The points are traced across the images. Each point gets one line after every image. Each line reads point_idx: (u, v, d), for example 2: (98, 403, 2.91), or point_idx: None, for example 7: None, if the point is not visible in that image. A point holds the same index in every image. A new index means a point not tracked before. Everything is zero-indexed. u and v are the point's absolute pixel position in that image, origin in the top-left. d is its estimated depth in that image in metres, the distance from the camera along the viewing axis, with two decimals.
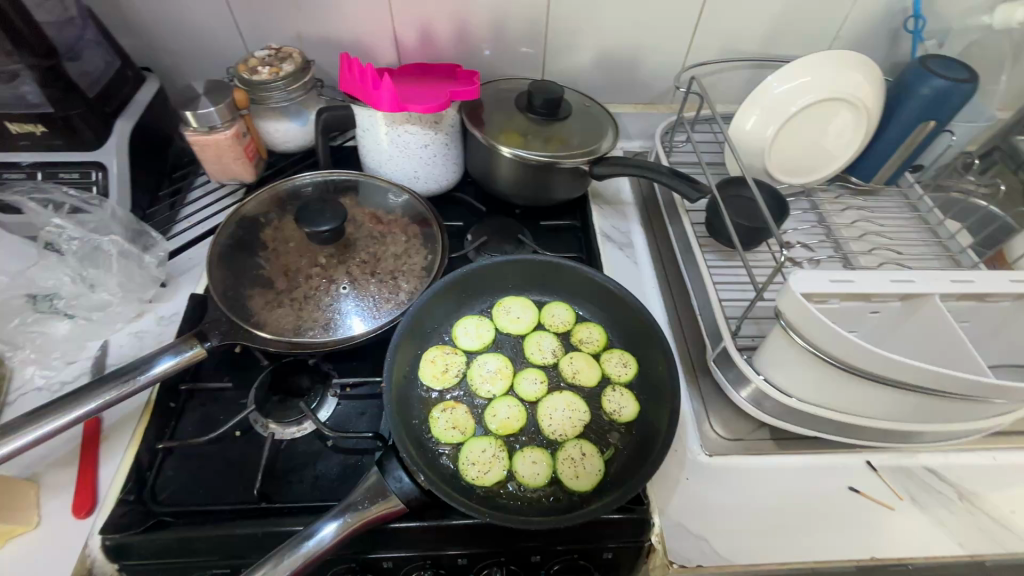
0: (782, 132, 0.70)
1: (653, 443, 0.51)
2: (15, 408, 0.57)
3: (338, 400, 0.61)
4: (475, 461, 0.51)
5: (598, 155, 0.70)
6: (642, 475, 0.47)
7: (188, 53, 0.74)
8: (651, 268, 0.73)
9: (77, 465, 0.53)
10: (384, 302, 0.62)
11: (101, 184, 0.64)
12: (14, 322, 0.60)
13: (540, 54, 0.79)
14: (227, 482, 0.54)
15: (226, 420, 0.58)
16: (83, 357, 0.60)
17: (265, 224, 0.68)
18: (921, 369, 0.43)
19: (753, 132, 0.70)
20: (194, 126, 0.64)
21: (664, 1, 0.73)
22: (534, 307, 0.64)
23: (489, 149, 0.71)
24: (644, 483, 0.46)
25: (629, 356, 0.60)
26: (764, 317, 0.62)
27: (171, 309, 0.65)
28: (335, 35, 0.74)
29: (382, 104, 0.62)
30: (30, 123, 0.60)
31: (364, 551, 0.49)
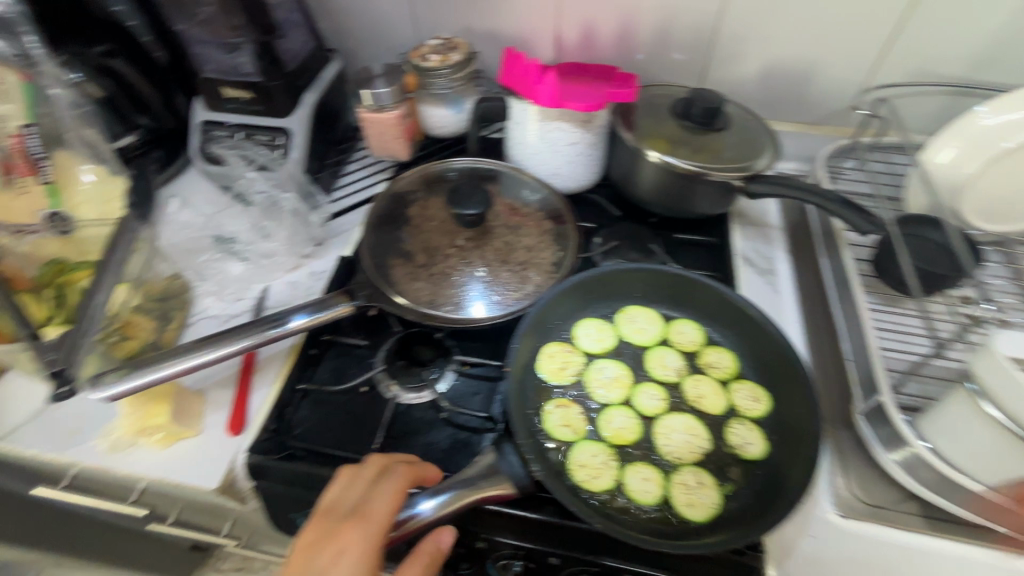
0: (987, 170, 0.60)
1: (781, 488, 0.47)
2: (194, 330, 0.66)
3: (456, 375, 0.63)
4: (585, 465, 0.50)
5: (754, 172, 0.65)
6: (768, 522, 0.44)
7: (369, 39, 0.81)
8: (793, 301, 0.67)
9: (234, 388, 0.61)
10: (512, 292, 0.64)
11: (285, 146, 0.71)
12: (203, 258, 0.71)
13: (702, 62, 0.76)
14: (350, 432, 0.58)
15: (356, 375, 0.63)
16: (248, 296, 0.69)
17: (411, 201, 0.72)
18: None
19: (948, 167, 0.61)
20: (368, 105, 0.70)
21: (856, 14, 0.67)
22: (660, 321, 0.62)
23: (636, 152, 0.69)
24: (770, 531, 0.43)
25: (761, 391, 0.56)
26: (934, 379, 0.54)
27: (322, 265, 0.71)
28: (500, 30, 0.77)
29: (541, 99, 0.64)
30: (241, 89, 0.69)
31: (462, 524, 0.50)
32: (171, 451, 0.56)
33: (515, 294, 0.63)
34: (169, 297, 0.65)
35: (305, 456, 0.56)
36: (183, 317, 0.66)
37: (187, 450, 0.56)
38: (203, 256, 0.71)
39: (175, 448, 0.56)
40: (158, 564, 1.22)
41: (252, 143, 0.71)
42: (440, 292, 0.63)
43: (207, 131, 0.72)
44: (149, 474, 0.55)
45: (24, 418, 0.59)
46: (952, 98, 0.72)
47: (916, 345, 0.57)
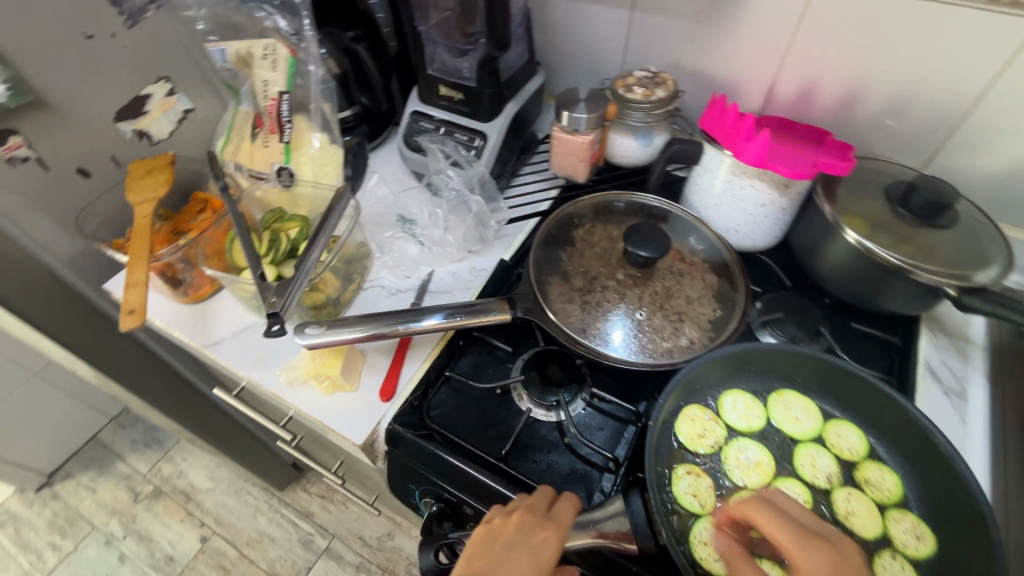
0: None
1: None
2: (366, 295, 0.74)
3: (585, 406, 0.64)
4: (709, 544, 0.49)
5: (973, 283, 0.57)
6: None
7: (575, 58, 0.84)
8: (983, 439, 0.59)
9: (390, 358, 0.67)
10: (662, 342, 0.62)
11: (478, 148, 0.77)
12: (387, 233, 0.79)
13: (935, 144, 0.68)
14: (480, 430, 0.62)
15: (493, 377, 0.66)
16: (416, 276, 0.75)
17: (579, 225, 0.74)
18: None
19: None
20: (564, 125, 0.73)
21: None
22: (819, 416, 0.57)
23: (830, 227, 0.64)
24: None
25: (926, 530, 0.50)
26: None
27: (484, 263, 0.76)
28: (711, 71, 0.75)
29: (744, 156, 0.61)
30: (456, 90, 0.75)
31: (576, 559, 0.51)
32: (332, 398, 0.64)
33: (664, 347, 0.62)
34: (355, 261, 0.74)
35: (443, 443, 0.60)
36: (360, 281, 0.74)
37: (344, 400, 0.63)
38: (387, 231, 0.79)
39: (336, 396, 0.64)
40: (265, 469, 1.40)
41: (451, 140, 0.78)
42: (591, 322, 0.64)
43: (417, 121, 0.81)
44: (312, 415, 0.62)
45: (228, 334, 0.70)
46: None
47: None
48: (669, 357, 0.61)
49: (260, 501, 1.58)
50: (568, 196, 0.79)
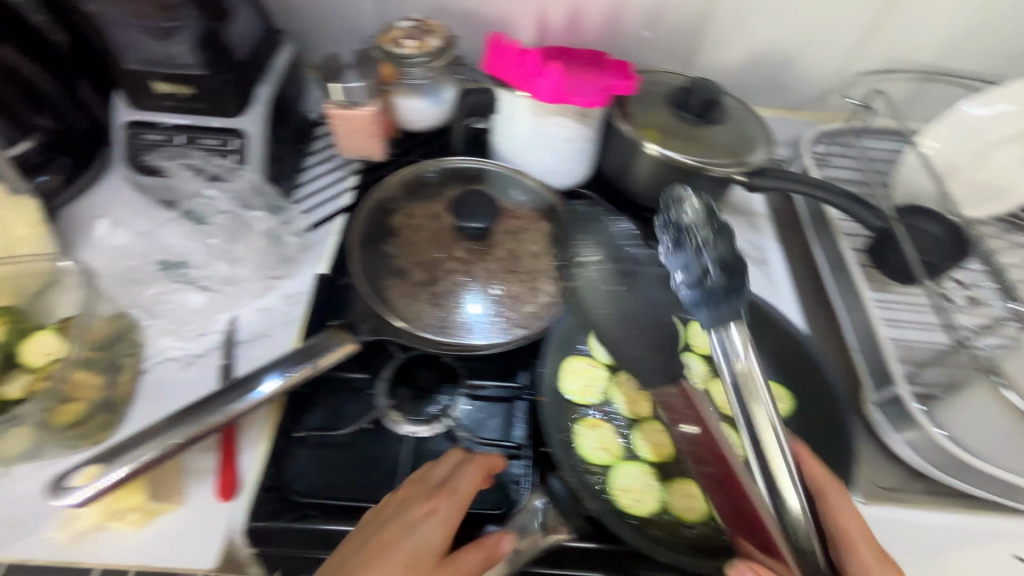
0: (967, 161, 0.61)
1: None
2: (153, 380, 0.55)
3: (467, 401, 0.58)
4: (627, 489, 0.49)
5: (757, 167, 0.63)
6: None
7: (322, 17, 0.70)
8: (791, 289, 0.69)
9: (218, 448, 0.52)
10: (524, 307, 0.59)
11: (239, 152, 0.61)
12: (150, 290, 0.59)
13: (691, 47, 0.73)
14: (363, 476, 0.53)
15: (358, 410, 0.57)
16: (213, 331, 0.59)
17: (395, 210, 0.65)
18: None
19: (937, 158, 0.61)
20: (336, 100, 0.61)
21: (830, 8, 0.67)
22: (676, 323, 0.60)
23: (631, 146, 0.67)
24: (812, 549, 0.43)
25: (781, 389, 0.55)
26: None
27: (297, 287, 0.63)
28: (478, 9, 0.69)
29: (542, 95, 0.58)
30: (177, 84, 0.57)
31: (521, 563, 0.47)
32: (152, 529, 0.47)
33: (529, 312, 0.59)
34: (112, 342, 0.54)
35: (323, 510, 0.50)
36: (134, 363, 0.55)
37: (170, 524, 0.48)
38: (148, 288, 0.59)
39: (156, 524, 0.48)
40: None
41: (198, 150, 0.60)
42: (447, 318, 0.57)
43: (137, 134, 0.60)
44: (132, 564, 0.46)
45: None
46: (921, 82, 0.74)
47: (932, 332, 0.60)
48: (521, 329, 0.57)
49: None
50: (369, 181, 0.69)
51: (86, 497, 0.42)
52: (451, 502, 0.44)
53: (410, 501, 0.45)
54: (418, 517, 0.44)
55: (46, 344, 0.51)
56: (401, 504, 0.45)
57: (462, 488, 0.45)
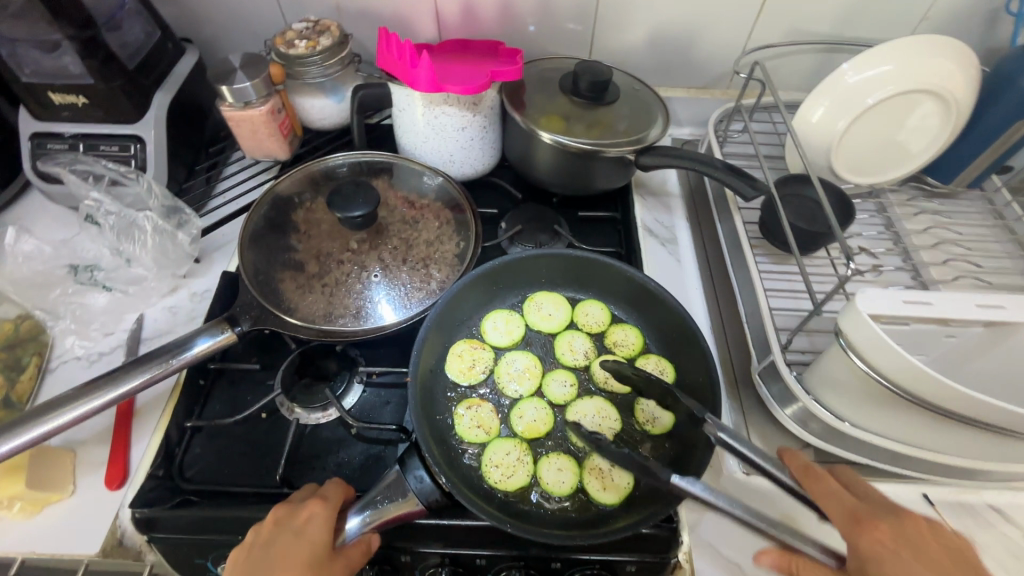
0: (854, 127, 0.59)
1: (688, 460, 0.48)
2: (57, 378, 0.58)
3: (364, 387, 0.60)
4: (499, 464, 0.50)
5: (645, 144, 0.65)
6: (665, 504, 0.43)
7: (228, 23, 0.73)
8: (695, 267, 0.69)
9: (111, 441, 0.54)
10: (415, 293, 0.60)
11: (139, 157, 0.63)
12: (57, 292, 0.61)
13: (589, 32, 0.74)
14: (253, 464, 0.55)
15: (254, 401, 0.58)
16: (120, 329, 0.61)
17: (298, 204, 0.67)
18: (977, 401, 0.40)
19: (820, 126, 0.60)
20: (229, 101, 0.63)
21: None
22: (567, 304, 0.61)
23: (528, 133, 0.67)
24: (665, 514, 0.42)
25: (666, 363, 0.56)
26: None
27: (205, 284, 0.65)
28: (375, 6, 0.71)
29: (419, 84, 0.59)
30: (72, 94, 0.60)
31: (392, 540, 0.47)
32: (42, 518, 0.50)
33: (419, 298, 0.60)
34: (16, 342, 0.57)
35: (206, 497, 0.51)
36: (39, 362, 0.58)
37: (60, 514, 0.50)
38: (56, 290, 0.62)
39: (46, 513, 0.50)
40: None
41: (98, 156, 0.63)
42: (336, 305, 0.58)
43: (41, 144, 0.63)
44: (20, 550, 0.48)
45: None
46: (825, 54, 0.75)
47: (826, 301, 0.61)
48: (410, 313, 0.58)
49: None
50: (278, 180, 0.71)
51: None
52: (324, 509, 0.44)
53: (285, 518, 0.43)
54: (294, 530, 0.42)
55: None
56: (279, 522, 0.43)
57: (336, 498, 0.45)
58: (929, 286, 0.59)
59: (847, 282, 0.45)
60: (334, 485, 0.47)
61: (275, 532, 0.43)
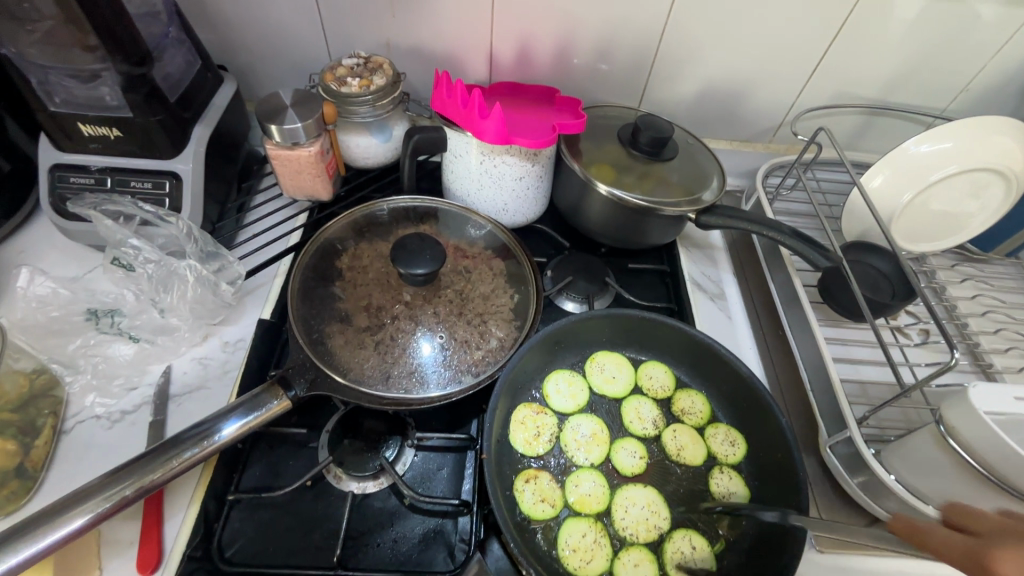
0: (917, 200, 0.62)
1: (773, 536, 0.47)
2: (74, 441, 0.52)
3: (416, 451, 0.56)
4: (576, 549, 0.47)
5: (705, 203, 0.64)
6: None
7: (268, 53, 0.69)
8: (746, 323, 0.68)
9: (142, 517, 0.48)
10: (474, 352, 0.57)
11: (174, 195, 0.58)
12: (75, 342, 0.55)
13: (642, 81, 0.74)
14: (300, 539, 0.50)
15: (298, 468, 0.54)
16: (145, 383, 0.56)
17: (343, 250, 0.63)
18: None
19: (884, 196, 0.62)
20: (277, 141, 0.59)
21: (774, 47, 0.69)
22: (630, 366, 0.60)
23: (584, 184, 0.66)
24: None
25: (736, 433, 0.56)
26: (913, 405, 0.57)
27: (239, 333, 0.60)
28: (426, 45, 0.69)
29: (486, 135, 0.57)
30: (106, 126, 0.55)
31: None
32: None
33: (478, 358, 0.57)
34: (29, 401, 0.51)
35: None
36: (54, 424, 0.51)
37: None
38: (73, 339, 0.56)
39: None
40: None
41: (128, 193, 0.58)
42: (394, 364, 0.55)
43: (62, 177, 0.57)
44: None
45: None
46: (867, 116, 0.76)
47: (884, 368, 0.61)
48: (472, 375, 0.55)
49: None
50: (315, 222, 0.67)
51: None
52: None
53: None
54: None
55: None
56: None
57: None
58: (984, 356, 0.60)
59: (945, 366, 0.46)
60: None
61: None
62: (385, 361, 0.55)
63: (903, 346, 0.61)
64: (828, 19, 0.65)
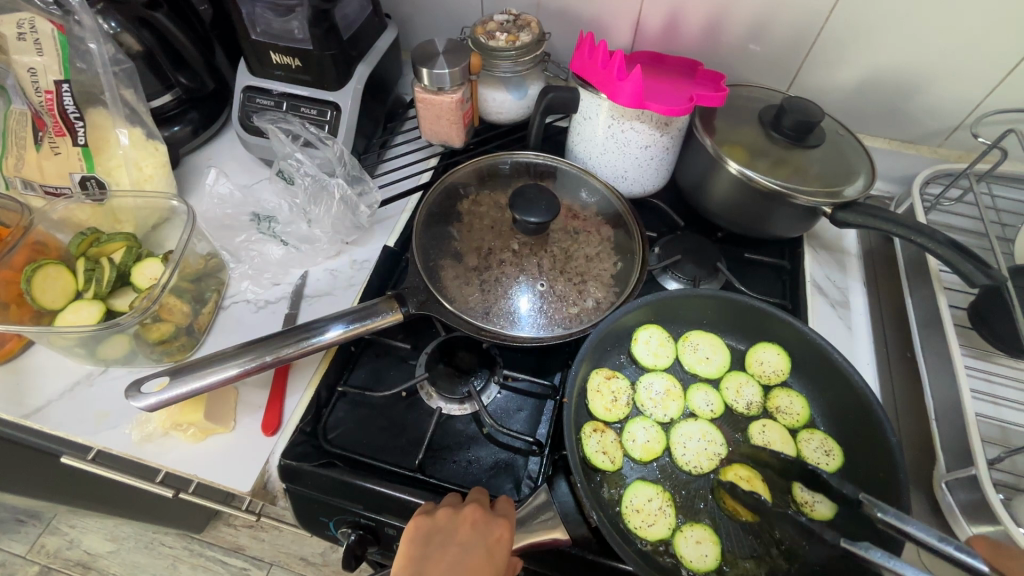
0: None
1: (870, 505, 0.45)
2: (228, 316, 0.62)
3: (500, 389, 0.59)
4: (640, 510, 0.48)
5: (845, 198, 0.59)
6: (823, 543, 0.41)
7: (428, 7, 0.75)
8: (870, 337, 0.62)
9: (271, 387, 0.57)
10: (570, 307, 0.59)
11: (332, 124, 0.67)
12: (241, 237, 0.67)
13: (796, 64, 0.69)
14: (389, 440, 0.56)
15: (397, 379, 0.60)
16: (286, 281, 0.65)
17: (464, 195, 0.67)
18: None
19: None
20: (426, 85, 0.64)
21: (964, 36, 0.60)
22: (726, 351, 0.58)
23: (713, 160, 0.63)
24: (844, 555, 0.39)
25: (834, 444, 0.52)
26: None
27: (365, 254, 0.67)
28: (575, 7, 0.70)
29: (620, 97, 0.57)
30: (290, 56, 0.64)
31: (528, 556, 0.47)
32: (205, 445, 0.54)
33: (573, 312, 0.58)
34: (203, 276, 0.61)
35: (345, 463, 0.54)
36: (216, 299, 0.62)
37: (220, 446, 0.54)
38: (240, 235, 0.67)
39: (209, 442, 0.54)
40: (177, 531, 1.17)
41: (298, 117, 0.67)
42: (496, 303, 0.58)
43: (251, 98, 0.68)
44: (185, 470, 0.52)
45: (57, 394, 0.56)
46: None
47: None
48: (565, 328, 0.57)
49: (179, 550, 1.21)
50: (447, 165, 0.72)
51: (149, 405, 0.47)
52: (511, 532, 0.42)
53: (481, 524, 0.41)
54: (486, 545, 0.40)
55: (151, 270, 0.59)
56: (477, 526, 0.41)
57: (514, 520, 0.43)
58: None
59: None
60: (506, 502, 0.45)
61: (470, 536, 0.41)
62: (487, 300, 0.59)
63: None
64: None
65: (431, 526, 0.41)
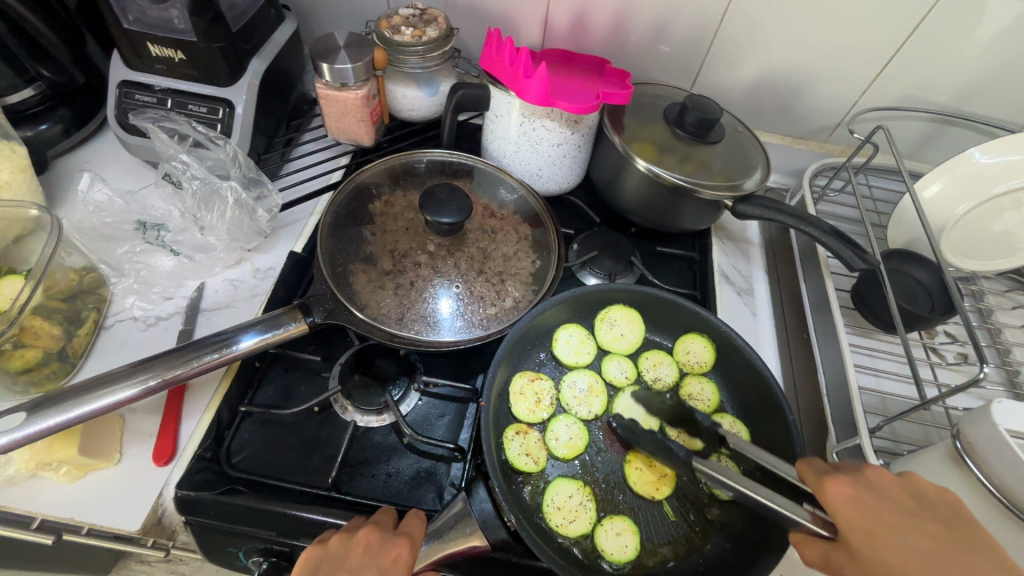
0: (979, 213, 0.60)
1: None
2: (111, 336, 0.56)
3: (420, 396, 0.58)
4: (561, 507, 0.48)
5: (743, 191, 0.62)
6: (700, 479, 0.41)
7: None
8: (771, 321, 0.66)
9: (163, 414, 0.52)
10: (488, 308, 0.58)
11: (225, 122, 0.62)
12: (124, 249, 0.60)
13: (698, 63, 0.72)
14: (301, 459, 0.53)
15: (309, 393, 0.56)
16: (179, 295, 0.59)
17: (375, 196, 0.64)
18: None
19: (940, 204, 0.62)
20: (328, 80, 0.61)
21: (840, 40, 0.65)
22: (642, 327, 0.60)
23: (623, 158, 0.64)
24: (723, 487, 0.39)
25: (741, 426, 0.55)
26: (933, 425, 0.55)
27: (269, 261, 0.63)
28: (483, 4, 0.69)
29: (528, 94, 0.57)
30: (171, 48, 0.58)
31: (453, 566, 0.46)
32: (84, 483, 0.48)
33: (492, 313, 0.58)
34: (77, 294, 0.54)
35: (251, 489, 0.50)
36: (96, 318, 0.56)
37: (103, 482, 0.48)
38: (123, 245, 0.60)
39: (89, 479, 0.48)
40: None
41: (185, 115, 0.62)
42: (413, 307, 0.57)
43: (128, 93, 0.62)
44: (58, 515, 0.46)
45: None
46: (936, 124, 0.72)
47: (910, 384, 0.58)
48: (484, 330, 0.56)
49: None
50: (357, 165, 0.69)
51: (1, 446, 0.41)
52: (411, 551, 0.40)
53: (375, 547, 0.39)
54: (379, 568, 0.38)
55: (11, 288, 0.52)
56: (370, 549, 0.39)
57: (420, 536, 0.41)
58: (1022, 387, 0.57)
59: (977, 382, 0.44)
60: (415, 518, 0.43)
61: (362, 560, 0.38)
62: (403, 305, 0.56)
63: (933, 364, 0.59)
64: (904, 15, 0.61)
65: (322, 554, 0.39)
